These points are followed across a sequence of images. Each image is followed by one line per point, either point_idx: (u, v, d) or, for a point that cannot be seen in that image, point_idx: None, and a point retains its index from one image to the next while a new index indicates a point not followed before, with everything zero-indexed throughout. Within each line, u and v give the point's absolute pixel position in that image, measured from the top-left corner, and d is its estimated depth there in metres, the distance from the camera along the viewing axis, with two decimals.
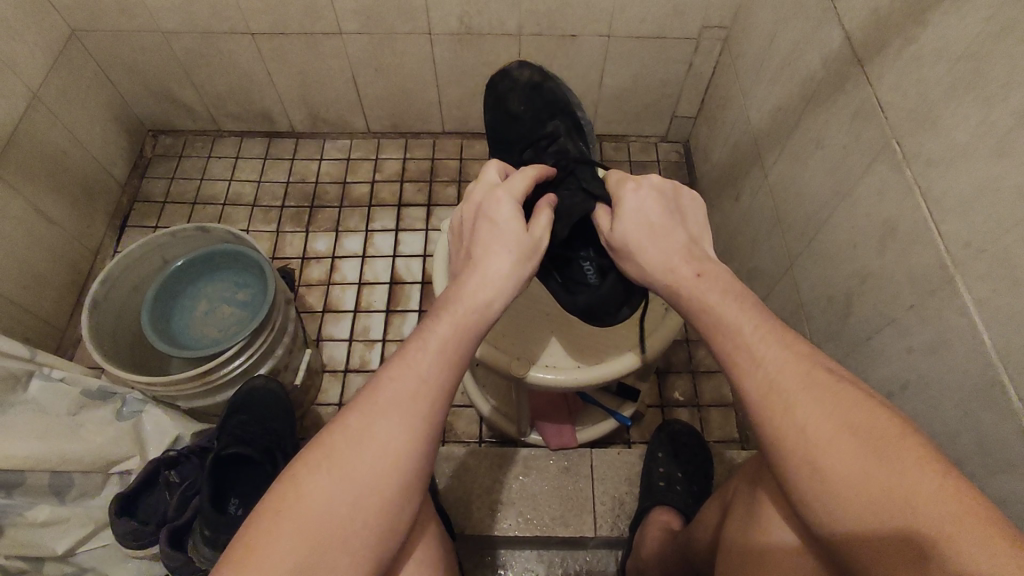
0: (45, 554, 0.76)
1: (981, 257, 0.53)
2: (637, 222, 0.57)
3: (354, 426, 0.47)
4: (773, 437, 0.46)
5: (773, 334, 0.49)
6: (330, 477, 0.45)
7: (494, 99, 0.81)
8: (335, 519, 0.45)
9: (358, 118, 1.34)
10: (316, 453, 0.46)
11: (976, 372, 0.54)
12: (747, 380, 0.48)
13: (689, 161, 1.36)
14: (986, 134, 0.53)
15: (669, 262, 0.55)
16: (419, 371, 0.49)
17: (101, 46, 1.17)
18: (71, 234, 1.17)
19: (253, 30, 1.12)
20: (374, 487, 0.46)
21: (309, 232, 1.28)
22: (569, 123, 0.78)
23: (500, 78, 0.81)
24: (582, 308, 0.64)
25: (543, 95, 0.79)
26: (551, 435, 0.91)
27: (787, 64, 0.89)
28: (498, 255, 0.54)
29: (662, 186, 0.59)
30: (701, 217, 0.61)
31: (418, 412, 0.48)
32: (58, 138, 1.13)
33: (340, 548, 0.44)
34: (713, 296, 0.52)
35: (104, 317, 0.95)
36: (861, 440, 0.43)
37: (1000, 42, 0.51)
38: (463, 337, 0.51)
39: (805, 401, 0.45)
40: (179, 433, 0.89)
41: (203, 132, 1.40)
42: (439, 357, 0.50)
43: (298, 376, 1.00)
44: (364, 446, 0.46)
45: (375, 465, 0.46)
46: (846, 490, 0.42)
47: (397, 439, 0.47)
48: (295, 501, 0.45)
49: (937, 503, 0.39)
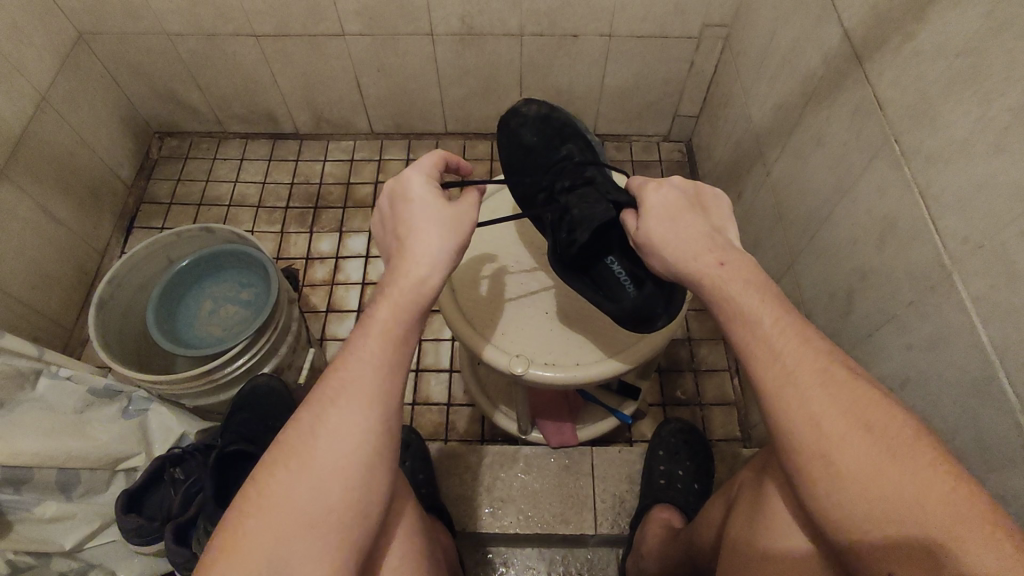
0: (54, 549, 0.78)
1: (979, 253, 0.53)
2: (658, 216, 0.56)
3: (309, 420, 0.48)
4: (784, 426, 0.45)
5: (789, 326, 0.48)
6: (292, 472, 0.46)
7: (506, 138, 0.78)
8: (303, 510, 0.45)
9: (361, 118, 1.35)
10: (277, 452, 0.47)
11: (974, 367, 0.54)
12: (762, 371, 0.47)
13: (691, 159, 1.35)
14: (983, 130, 0.53)
15: (694, 250, 0.53)
16: (365, 358, 0.49)
17: (109, 49, 1.18)
18: (79, 234, 1.18)
19: (258, 32, 1.13)
20: (337, 476, 0.46)
21: (313, 232, 1.29)
22: (582, 142, 0.75)
23: (511, 115, 0.78)
24: (629, 312, 0.64)
25: (553, 125, 0.76)
26: (551, 432, 0.91)
27: (787, 62, 0.89)
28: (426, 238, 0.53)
29: (681, 182, 0.59)
30: (725, 211, 0.59)
31: (371, 400, 0.48)
32: (66, 140, 1.15)
33: (311, 538, 0.45)
34: (735, 285, 0.50)
35: (111, 316, 0.97)
36: (874, 438, 0.43)
37: (996, 38, 0.51)
38: (402, 318, 0.51)
39: (820, 396, 0.45)
40: (183, 432, 0.92)
41: (209, 134, 1.41)
42: (382, 341, 0.50)
43: (302, 373, 1.02)
44: (322, 438, 0.47)
45: (331, 455, 0.46)
46: (855, 485, 0.42)
47: (353, 427, 0.47)
48: (261, 499, 0.46)
49: (948, 504, 0.39)
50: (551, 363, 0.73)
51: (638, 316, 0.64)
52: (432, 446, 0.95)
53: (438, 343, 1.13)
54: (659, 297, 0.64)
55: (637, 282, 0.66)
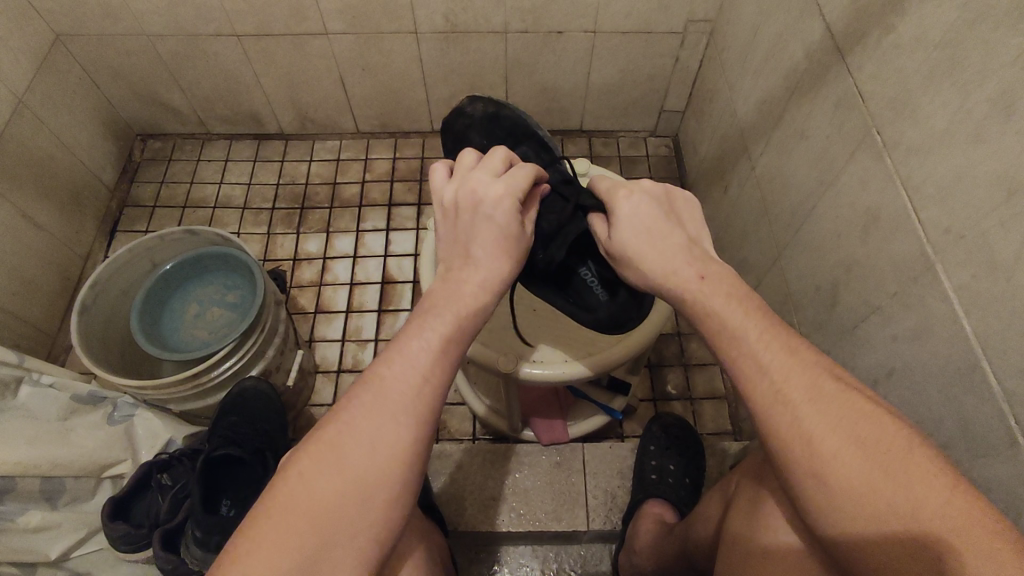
0: (38, 560, 0.74)
1: (961, 243, 0.54)
2: (633, 227, 0.55)
3: (357, 419, 0.46)
4: (775, 441, 0.46)
5: (776, 337, 0.48)
6: (336, 475, 0.44)
7: (457, 140, 0.79)
8: (341, 515, 0.44)
9: (346, 118, 1.34)
10: (317, 451, 0.45)
11: (957, 357, 0.54)
12: (751, 386, 0.47)
13: (678, 155, 1.36)
14: (962, 121, 0.53)
15: (670, 265, 0.52)
16: (421, 364, 0.48)
17: (87, 51, 1.16)
18: (62, 240, 1.17)
19: (239, 32, 1.12)
20: (376, 484, 0.45)
21: (300, 233, 1.28)
22: (535, 143, 0.73)
23: (457, 117, 0.79)
24: (604, 321, 0.66)
25: (503, 124, 0.75)
26: (542, 430, 0.94)
27: (771, 56, 0.89)
28: (492, 245, 0.52)
29: (654, 189, 0.57)
30: (698, 217, 0.58)
31: (417, 404, 0.47)
32: (45, 144, 1.13)
33: (346, 545, 0.44)
34: (717, 299, 0.50)
35: (94, 321, 0.95)
36: (867, 451, 0.43)
37: (974, 29, 0.52)
38: (457, 326, 0.50)
39: (810, 411, 0.45)
40: (171, 436, 0.90)
41: (192, 135, 1.39)
42: (439, 352, 0.49)
43: (291, 376, 1.00)
44: (369, 438, 0.45)
45: (378, 464, 0.45)
46: (847, 501, 0.42)
47: (400, 429, 0.46)
48: (301, 493, 0.44)
49: (942, 515, 0.39)
50: (540, 360, 0.73)
51: (612, 323, 0.66)
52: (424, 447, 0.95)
53: None
54: (633, 305, 0.66)
55: (609, 289, 0.66)
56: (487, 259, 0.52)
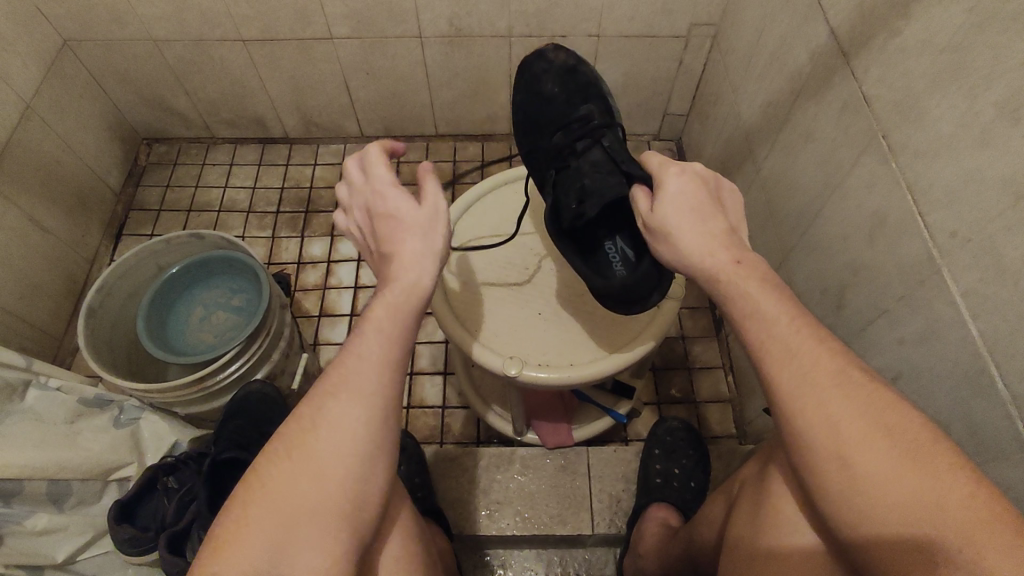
0: (45, 562, 0.74)
1: (968, 247, 0.54)
2: (677, 203, 0.54)
3: (308, 415, 0.49)
4: (798, 428, 0.46)
5: (806, 325, 0.48)
6: (294, 466, 0.47)
7: (525, 83, 0.75)
8: (302, 497, 0.47)
9: (351, 122, 1.34)
10: (277, 447, 0.48)
11: (964, 361, 0.54)
12: (778, 368, 0.47)
13: (682, 158, 1.36)
14: (968, 125, 0.53)
15: (708, 248, 0.52)
16: (363, 356, 0.50)
17: (94, 55, 1.17)
18: (68, 243, 1.18)
19: (244, 36, 1.12)
20: (330, 470, 0.47)
21: (305, 236, 1.28)
22: (602, 104, 0.71)
23: (535, 60, 0.75)
24: (615, 291, 0.62)
25: (578, 78, 0.73)
26: (547, 433, 0.92)
27: (776, 59, 0.89)
28: (410, 240, 0.53)
29: (703, 173, 0.56)
30: (740, 209, 0.58)
31: (366, 392, 0.49)
32: (52, 148, 1.13)
33: (311, 526, 0.47)
34: (753, 284, 0.49)
35: (101, 324, 0.96)
36: (894, 440, 0.43)
37: (981, 33, 0.52)
38: (396, 317, 0.51)
39: (838, 398, 0.45)
40: (176, 440, 0.89)
41: (198, 140, 1.40)
42: (381, 340, 0.51)
43: (295, 380, 1.01)
44: (320, 431, 0.48)
45: (333, 453, 0.48)
46: (870, 488, 0.43)
47: (350, 419, 0.48)
48: (264, 488, 0.47)
49: (966, 507, 0.40)
50: (545, 364, 0.73)
51: (623, 295, 0.62)
52: (429, 450, 0.95)
53: (433, 346, 1.14)
54: (652, 281, 0.62)
55: (628, 266, 0.65)
56: (409, 264, 0.52)
